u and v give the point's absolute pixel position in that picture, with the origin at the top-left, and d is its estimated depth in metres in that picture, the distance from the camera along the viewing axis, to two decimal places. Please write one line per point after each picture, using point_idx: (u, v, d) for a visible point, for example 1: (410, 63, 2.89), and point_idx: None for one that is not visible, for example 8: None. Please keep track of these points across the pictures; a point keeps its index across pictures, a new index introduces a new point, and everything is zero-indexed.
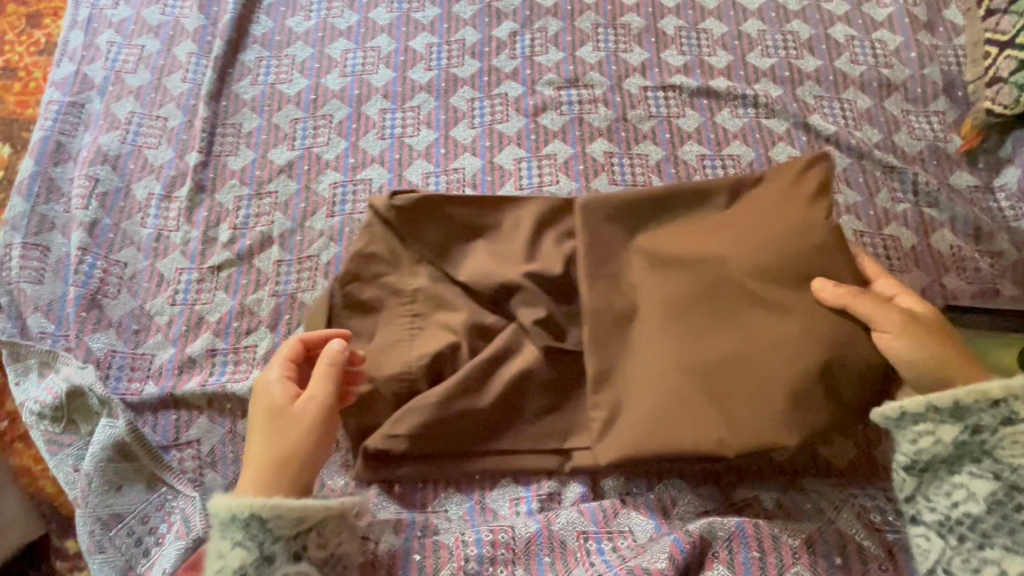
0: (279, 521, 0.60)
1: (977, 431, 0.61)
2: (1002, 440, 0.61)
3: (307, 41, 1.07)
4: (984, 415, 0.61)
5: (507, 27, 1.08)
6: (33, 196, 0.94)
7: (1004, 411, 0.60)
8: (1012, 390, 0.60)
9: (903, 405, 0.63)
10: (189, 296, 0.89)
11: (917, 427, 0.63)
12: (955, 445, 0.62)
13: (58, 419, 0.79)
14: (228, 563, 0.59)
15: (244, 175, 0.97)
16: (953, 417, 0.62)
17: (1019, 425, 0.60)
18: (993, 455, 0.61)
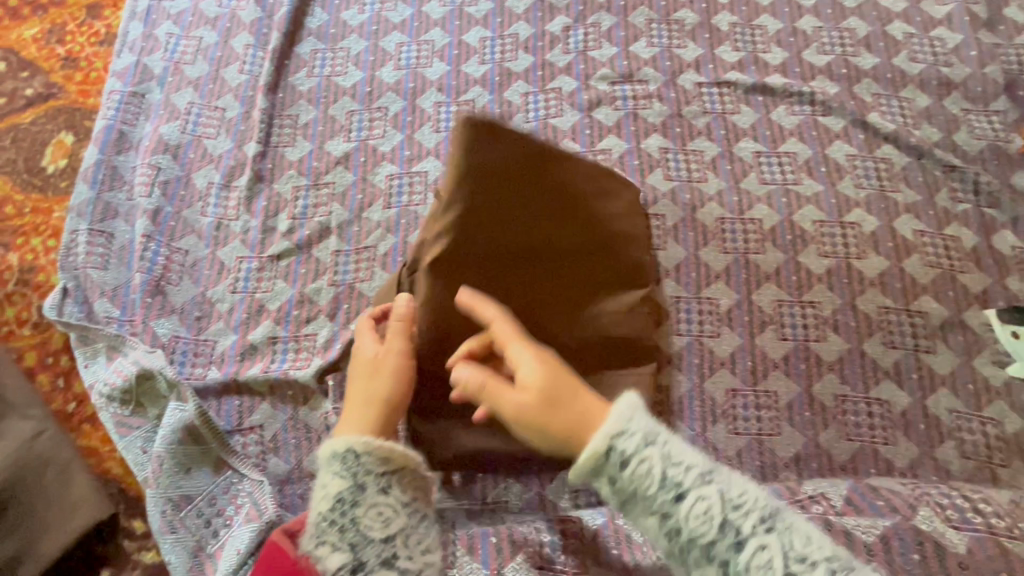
0: (371, 455, 0.56)
1: (623, 504, 0.48)
2: (637, 490, 0.47)
3: (361, 34, 1.08)
4: (603, 473, 0.48)
5: (560, 22, 1.08)
6: (98, 184, 0.96)
7: (619, 456, 0.47)
8: (607, 434, 0.48)
9: (580, 467, 0.48)
10: (250, 284, 0.91)
11: (602, 487, 0.48)
12: (663, 522, 0.47)
13: (128, 401, 0.81)
14: (327, 492, 0.55)
15: (302, 166, 0.98)
16: (612, 470, 0.47)
17: (668, 472, 0.47)
18: (640, 491, 0.47)
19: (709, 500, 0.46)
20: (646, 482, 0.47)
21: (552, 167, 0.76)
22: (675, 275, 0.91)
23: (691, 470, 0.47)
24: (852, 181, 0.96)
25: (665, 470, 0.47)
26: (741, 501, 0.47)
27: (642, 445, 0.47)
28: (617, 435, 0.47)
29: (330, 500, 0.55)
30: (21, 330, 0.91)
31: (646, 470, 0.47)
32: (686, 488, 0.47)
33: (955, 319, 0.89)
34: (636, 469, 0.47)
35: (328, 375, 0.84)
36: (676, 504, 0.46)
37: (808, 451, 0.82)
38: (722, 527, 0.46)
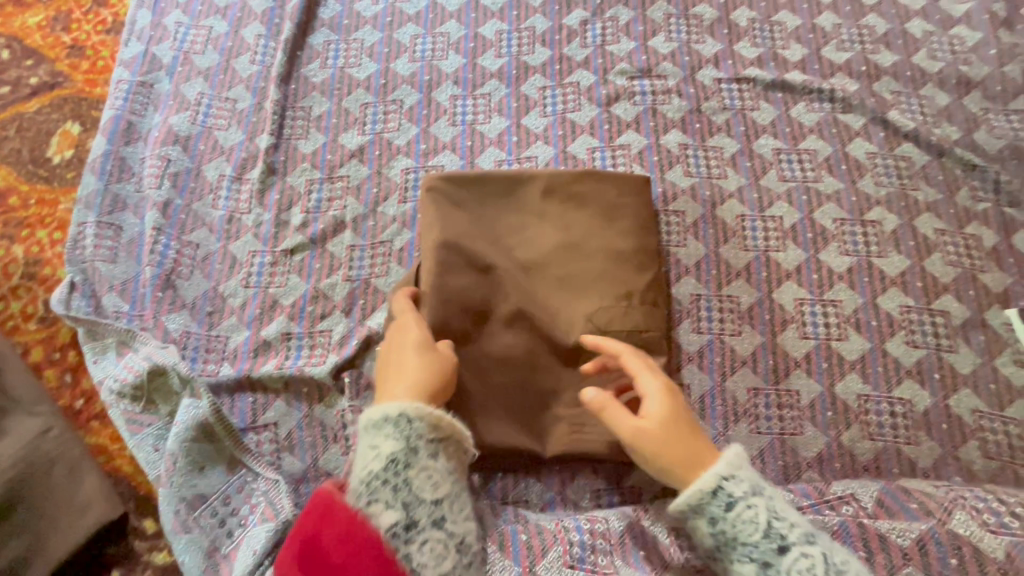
0: (423, 420, 0.59)
1: (725, 547, 0.57)
2: (738, 533, 0.56)
3: (375, 25, 1.06)
4: (706, 511, 0.57)
5: (577, 15, 1.06)
6: (106, 175, 0.94)
7: (728, 500, 0.56)
8: (719, 473, 0.57)
9: (687, 496, 0.58)
10: (263, 279, 0.89)
11: (700, 519, 0.58)
12: (763, 568, 0.55)
13: (139, 398, 0.79)
14: (379, 454, 0.57)
15: (316, 159, 0.96)
16: (720, 508, 0.57)
17: (772, 523, 0.56)
18: (747, 539, 0.56)
19: (810, 556, 0.54)
20: (750, 528, 0.56)
21: (578, 180, 0.83)
22: (695, 272, 0.90)
23: (794, 527, 0.56)
24: (872, 179, 0.96)
25: (770, 521, 0.56)
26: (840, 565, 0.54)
27: (750, 494, 0.57)
28: (727, 479, 0.57)
29: (383, 460, 0.56)
30: (27, 324, 0.89)
31: (752, 517, 0.56)
32: (788, 541, 0.55)
33: (977, 319, 0.88)
34: (750, 519, 0.56)
35: (344, 372, 0.83)
36: (778, 554, 0.55)
37: (831, 451, 0.81)
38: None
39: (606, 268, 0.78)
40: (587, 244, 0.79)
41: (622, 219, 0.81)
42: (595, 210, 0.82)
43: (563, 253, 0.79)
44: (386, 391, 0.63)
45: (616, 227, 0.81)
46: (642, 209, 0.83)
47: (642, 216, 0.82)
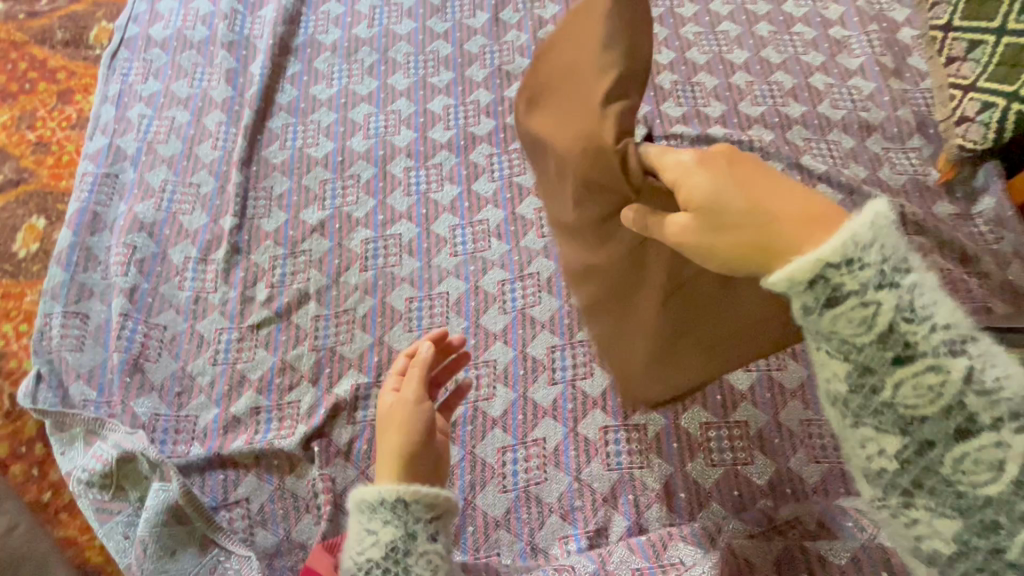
0: (419, 505, 0.60)
1: (809, 339, 0.41)
2: (837, 327, 0.39)
3: (331, 107, 1.14)
4: (801, 300, 0.39)
5: (517, 87, 1.16)
6: (72, 266, 0.97)
7: (837, 289, 0.38)
8: (827, 258, 0.37)
9: (784, 280, 0.39)
10: (230, 355, 0.92)
11: (801, 311, 0.39)
12: (859, 372, 0.39)
13: (107, 486, 0.79)
14: (378, 540, 0.60)
15: (278, 236, 1.01)
16: (830, 298, 0.38)
17: (900, 326, 0.38)
18: (843, 335, 0.39)
19: (942, 374, 0.38)
20: (853, 327, 0.38)
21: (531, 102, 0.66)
22: None
23: (931, 330, 0.38)
24: None
25: (894, 318, 0.38)
26: (985, 389, 0.38)
27: (874, 286, 0.37)
28: (832, 268, 0.37)
29: (382, 549, 0.59)
30: None
31: (862, 317, 0.38)
32: (921, 351, 0.38)
33: None
34: (870, 313, 0.38)
35: (313, 442, 0.85)
36: (895, 365, 0.39)
37: (782, 476, 0.84)
38: (941, 407, 0.38)
39: (592, 165, 0.59)
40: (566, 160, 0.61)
41: (575, 84, 0.61)
42: (544, 115, 0.65)
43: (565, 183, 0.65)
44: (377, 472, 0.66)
45: (583, 108, 0.60)
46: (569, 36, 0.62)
47: (574, 59, 0.61)
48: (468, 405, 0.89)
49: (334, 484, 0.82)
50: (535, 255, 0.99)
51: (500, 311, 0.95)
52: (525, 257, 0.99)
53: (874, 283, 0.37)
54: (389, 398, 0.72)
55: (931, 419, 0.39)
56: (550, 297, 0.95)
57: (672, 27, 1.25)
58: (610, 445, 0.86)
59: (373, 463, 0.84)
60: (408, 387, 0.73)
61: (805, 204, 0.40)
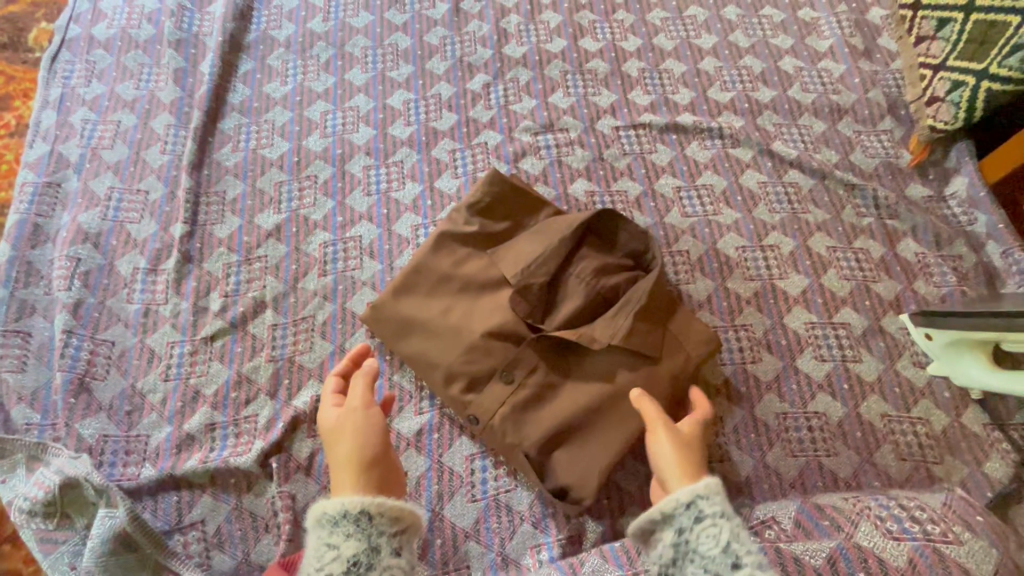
0: (383, 519, 0.59)
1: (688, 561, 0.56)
2: (697, 544, 0.56)
3: (285, 105, 1.10)
4: (673, 520, 0.58)
5: (480, 79, 1.12)
6: (11, 281, 0.91)
7: (697, 512, 0.57)
8: (695, 489, 0.58)
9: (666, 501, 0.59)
10: (183, 370, 0.87)
11: (682, 523, 0.58)
12: None
13: (51, 515, 0.75)
14: (340, 554, 0.57)
15: (232, 242, 0.97)
16: (690, 519, 0.57)
17: (733, 543, 0.55)
18: (699, 552, 0.55)
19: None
20: (710, 542, 0.55)
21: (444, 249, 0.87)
22: None
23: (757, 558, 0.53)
24: (766, 207, 1.03)
25: (731, 542, 0.54)
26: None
27: (720, 515, 0.57)
28: (702, 496, 0.58)
29: (345, 563, 0.57)
30: None
31: (715, 532, 0.56)
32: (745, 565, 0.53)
33: (875, 327, 0.94)
34: (717, 530, 0.56)
35: (271, 458, 0.81)
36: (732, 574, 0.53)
37: (758, 473, 0.84)
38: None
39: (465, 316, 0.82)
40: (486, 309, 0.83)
41: (444, 280, 0.85)
42: (439, 268, 0.85)
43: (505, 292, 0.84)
44: (337, 485, 0.64)
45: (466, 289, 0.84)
46: (435, 362, 0.81)
47: (408, 327, 0.83)
48: (434, 412, 0.86)
49: (294, 501, 0.79)
50: None
51: None
52: None
53: (713, 510, 0.57)
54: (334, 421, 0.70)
55: None
56: None
57: (639, 13, 1.22)
58: None
59: None
60: (352, 402, 0.70)
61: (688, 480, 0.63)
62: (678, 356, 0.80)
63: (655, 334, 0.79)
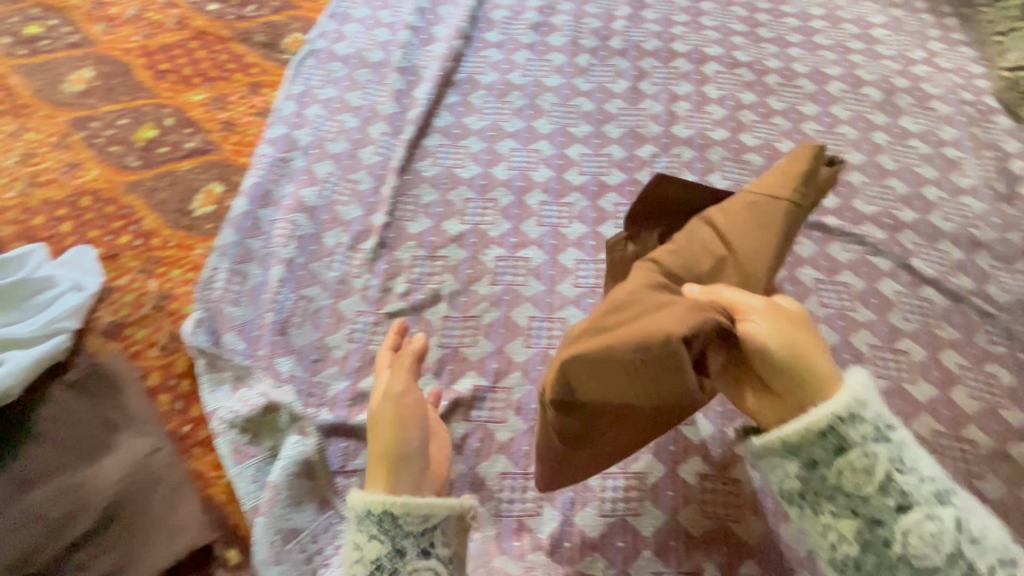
0: (409, 519, 0.70)
1: (823, 491, 0.63)
2: (842, 478, 0.62)
3: (480, 136, 1.27)
4: (808, 452, 0.63)
5: (649, 149, 1.27)
6: (242, 231, 1.09)
7: (841, 443, 0.62)
8: (835, 413, 0.62)
9: (796, 425, 0.63)
10: (366, 335, 1.00)
11: (812, 448, 0.63)
12: (873, 520, 0.61)
13: (247, 430, 0.88)
14: (365, 556, 0.69)
15: (420, 239, 1.11)
16: (830, 450, 0.62)
17: (893, 477, 0.61)
18: (841, 490, 0.62)
19: (938, 523, 0.60)
20: (865, 480, 0.61)
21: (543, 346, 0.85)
22: None
23: (924, 484, 0.61)
24: (900, 314, 1.10)
25: (890, 474, 0.61)
26: (977, 535, 0.60)
27: (870, 440, 0.61)
28: (853, 423, 0.62)
29: (371, 563, 0.69)
30: (149, 350, 0.98)
31: (870, 466, 0.61)
32: (914, 498, 0.61)
33: (1001, 450, 0.97)
34: (874, 468, 0.61)
35: None
36: (899, 512, 0.61)
37: None
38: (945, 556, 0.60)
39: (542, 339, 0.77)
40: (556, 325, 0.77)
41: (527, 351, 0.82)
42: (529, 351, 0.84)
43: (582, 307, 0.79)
44: (372, 478, 0.73)
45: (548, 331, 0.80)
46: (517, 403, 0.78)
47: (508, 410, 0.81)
48: None
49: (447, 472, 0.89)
50: None
51: None
52: None
53: (859, 445, 0.61)
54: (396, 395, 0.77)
55: (917, 551, 0.60)
56: None
57: (794, 122, 1.36)
58: (710, 493, 0.88)
59: (482, 461, 0.91)
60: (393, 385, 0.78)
61: (814, 350, 0.65)
62: (762, 218, 0.72)
63: (718, 229, 0.73)
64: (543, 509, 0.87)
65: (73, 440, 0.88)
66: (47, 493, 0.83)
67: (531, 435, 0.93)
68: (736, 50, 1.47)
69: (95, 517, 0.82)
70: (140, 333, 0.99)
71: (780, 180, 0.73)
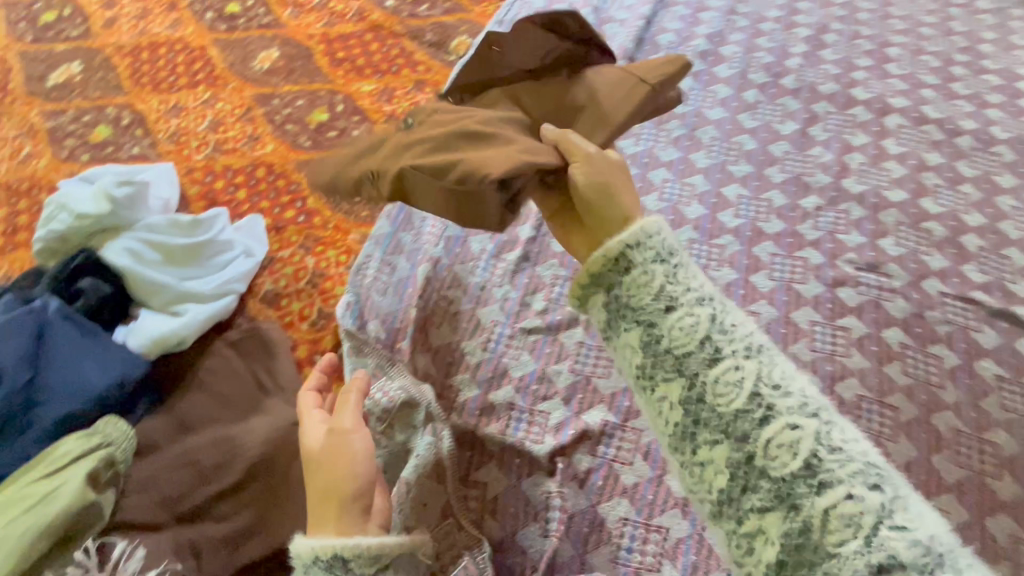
0: (356, 564, 0.62)
1: (674, 358, 0.62)
2: (664, 335, 0.63)
3: (633, 161, 1.24)
4: (644, 311, 0.65)
5: (813, 200, 1.18)
6: (397, 223, 1.13)
7: (684, 300, 0.64)
8: (625, 241, 0.68)
9: (642, 270, 0.66)
10: (501, 347, 1.00)
11: (688, 314, 0.63)
12: (682, 374, 0.62)
13: (383, 420, 0.90)
14: None
15: (563, 258, 1.10)
16: (678, 307, 0.64)
17: (665, 288, 0.65)
18: (708, 363, 0.61)
19: (740, 372, 0.60)
20: (676, 332, 0.63)
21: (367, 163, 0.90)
22: (904, 472, 0.91)
23: (689, 293, 0.65)
24: None
25: (710, 333, 0.62)
26: (781, 385, 0.59)
27: (651, 262, 0.67)
28: (659, 263, 0.67)
29: None
30: (301, 324, 1.04)
31: (683, 324, 0.63)
32: (722, 356, 0.61)
33: None
34: (688, 326, 0.63)
35: (557, 458, 0.90)
36: (711, 367, 0.61)
37: None
38: (748, 398, 0.58)
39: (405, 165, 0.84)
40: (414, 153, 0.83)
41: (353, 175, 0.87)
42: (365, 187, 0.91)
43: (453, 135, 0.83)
44: (316, 523, 0.67)
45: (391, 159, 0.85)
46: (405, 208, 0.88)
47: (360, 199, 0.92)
48: None
49: (568, 505, 0.86)
50: (802, 364, 0.99)
51: None
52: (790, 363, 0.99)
53: (687, 304, 0.64)
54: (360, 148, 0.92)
55: (783, 437, 0.56)
56: None
57: (987, 192, 1.21)
58: None
59: (604, 501, 0.87)
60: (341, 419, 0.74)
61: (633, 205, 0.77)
62: (629, 87, 0.84)
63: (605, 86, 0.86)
64: (662, 567, 0.83)
65: (229, 395, 0.95)
66: (203, 439, 0.89)
67: (657, 484, 0.88)
68: (924, 104, 1.33)
69: (240, 471, 0.87)
70: (294, 305, 1.06)
71: (653, 68, 0.85)
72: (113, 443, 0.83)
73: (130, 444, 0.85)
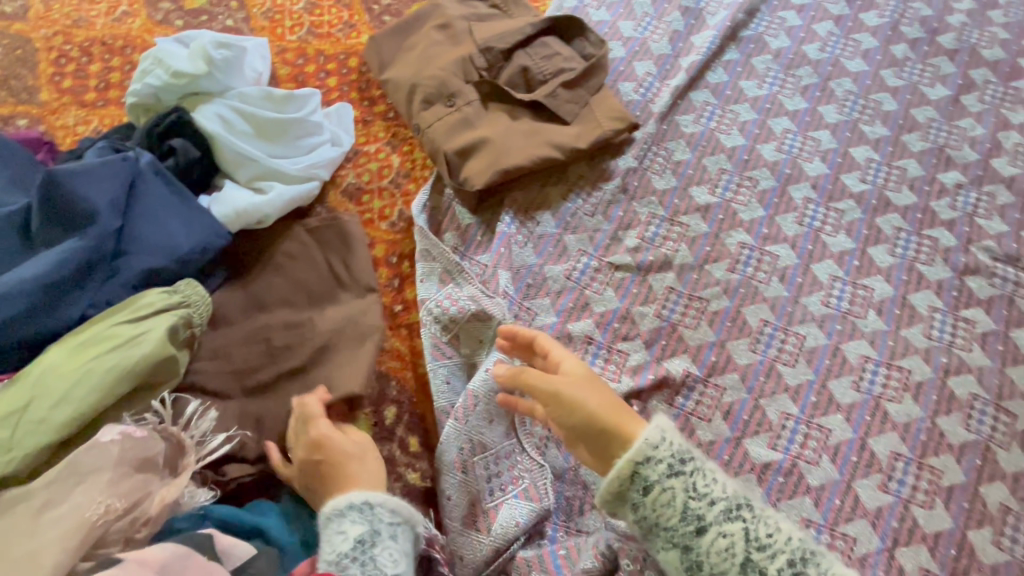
0: (384, 509, 0.67)
1: (663, 538, 0.64)
2: (657, 516, 0.63)
3: (754, 106, 1.12)
4: (629, 498, 0.65)
5: (954, 175, 1.05)
6: None
7: (669, 476, 0.63)
8: (633, 458, 0.63)
9: (630, 458, 0.64)
10: (584, 278, 0.94)
11: (666, 491, 0.63)
12: (684, 550, 0.63)
13: (447, 330, 0.87)
14: (346, 538, 0.64)
15: (663, 197, 1.02)
16: (659, 483, 0.63)
17: (688, 503, 0.63)
18: (696, 536, 0.62)
19: (727, 536, 0.62)
20: (668, 513, 0.63)
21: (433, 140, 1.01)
22: (1011, 482, 0.82)
23: (711, 506, 0.63)
24: None
25: (688, 503, 0.63)
26: (765, 541, 0.62)
27: (667, 476, 0.63)
28: (653, 448, 0.64)
29: (352, 541, 0.64)
30: (380, 223, 1.00)
31: (669, 500, 0.63)
32: (707, 523, 0.62)
33: None
34: (667, 500, 0.63)
35: (631, 400, 0.86)
36: (698, 536, 0.62)
37: None
38: (738, 562, 0.61)
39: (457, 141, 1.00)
40: (463, 135, 1.00)
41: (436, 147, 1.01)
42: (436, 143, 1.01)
43: (492, 121, 1.02)
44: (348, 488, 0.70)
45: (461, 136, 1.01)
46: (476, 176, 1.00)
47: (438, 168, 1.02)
48: (787, 455, 0.83)
49: None
50: (914, 350, 0.90)
51: (853, 384, 0.87)
52: (900, 346, 0.90)
53: (669, 481, 0.63)
54: (452, 61, 1.06)
55: None
56: (914, 403, 0.86)
57: None
58: None
59: None
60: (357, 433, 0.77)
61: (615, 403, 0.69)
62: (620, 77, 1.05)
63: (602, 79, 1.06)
64: None
65: (304, 283, 0.92)
66: (277, 320, 0.88)
67: (733, 446, 0.84)
68: None
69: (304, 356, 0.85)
70: (375, 203, 1.02)
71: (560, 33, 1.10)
72: (192, 306, 0.82)
73: (207, 311, 0.84)
